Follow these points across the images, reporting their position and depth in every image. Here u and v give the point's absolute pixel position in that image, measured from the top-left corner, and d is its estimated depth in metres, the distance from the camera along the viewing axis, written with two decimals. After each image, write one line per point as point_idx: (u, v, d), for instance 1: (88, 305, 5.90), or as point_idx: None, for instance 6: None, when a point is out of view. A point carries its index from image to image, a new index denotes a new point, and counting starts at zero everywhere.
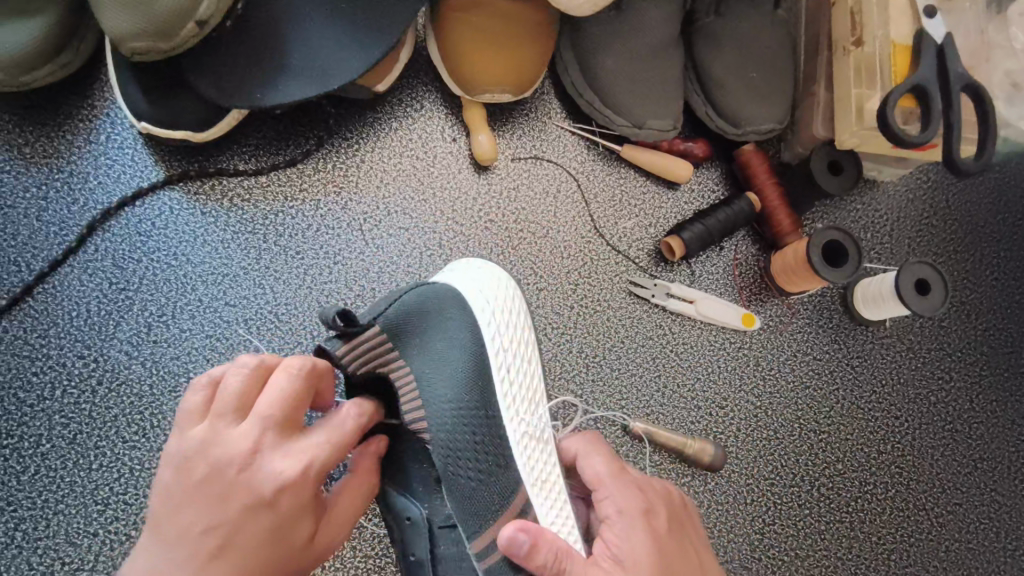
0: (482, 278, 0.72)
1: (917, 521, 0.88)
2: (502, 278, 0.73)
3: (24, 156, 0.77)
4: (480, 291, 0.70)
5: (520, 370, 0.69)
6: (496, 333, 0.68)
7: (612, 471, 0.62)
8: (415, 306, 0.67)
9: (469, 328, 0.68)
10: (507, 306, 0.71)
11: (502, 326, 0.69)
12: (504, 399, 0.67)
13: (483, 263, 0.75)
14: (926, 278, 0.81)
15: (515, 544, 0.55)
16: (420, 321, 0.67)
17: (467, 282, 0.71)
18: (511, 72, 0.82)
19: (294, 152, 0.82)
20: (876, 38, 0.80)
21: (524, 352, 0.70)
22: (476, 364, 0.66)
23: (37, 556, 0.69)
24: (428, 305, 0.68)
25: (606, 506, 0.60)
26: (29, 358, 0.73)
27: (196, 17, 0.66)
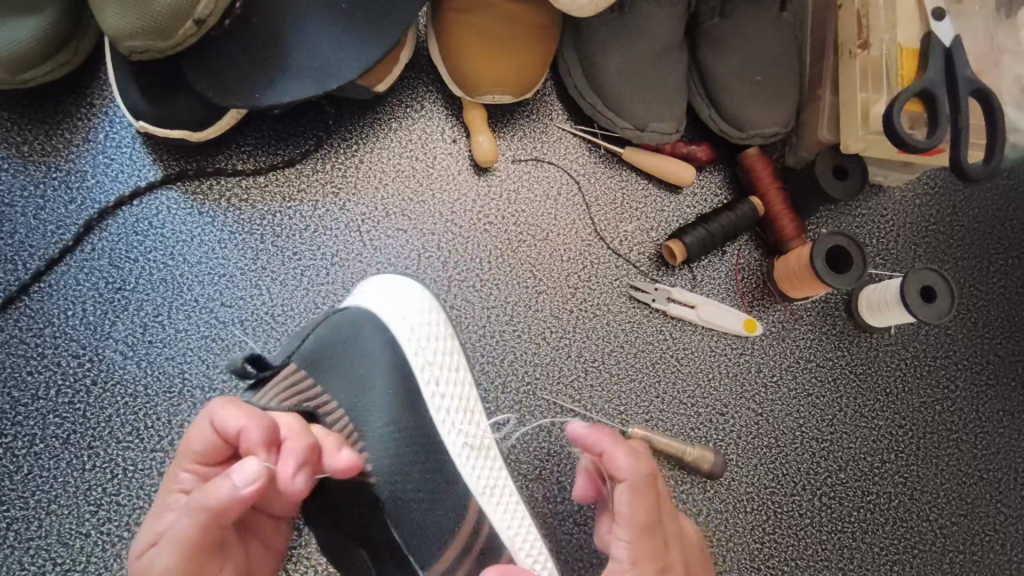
0: (387, 292, 0.71)
1: (921, 533, 0.86)
2: (420, 292, 0.73)
3: (23, 154, 0.76)
4: (399, 309, 0.70)
5: (448, 384, 0.70)
6: (421, 351, 0.69)
7: (642, 516, 0.53)
8: (339, 334, 0.66)
9: (393, 348, 0.68)
10: (427, 320, 0.71)
11: (427, 342, 0.70)
12: (440, 418, 0.68)
13: (400, 279, 0.73)
14: (932, 285, 0.80)
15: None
16: (348, 347, 0.66)
17: (386, 301, 0.70)
18: (513, 73, 0.81)
19: (293, 152, 0.82)
20: (884, 41, 0.79)
21: (450, 364, 0.71)
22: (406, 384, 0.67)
23: (29, 557, 0.68)
24: (351, 331, 0.67)
25: (614, 544, 0.53)
26: (24, 357, 0.73)
27: (195, 16, 0.65)
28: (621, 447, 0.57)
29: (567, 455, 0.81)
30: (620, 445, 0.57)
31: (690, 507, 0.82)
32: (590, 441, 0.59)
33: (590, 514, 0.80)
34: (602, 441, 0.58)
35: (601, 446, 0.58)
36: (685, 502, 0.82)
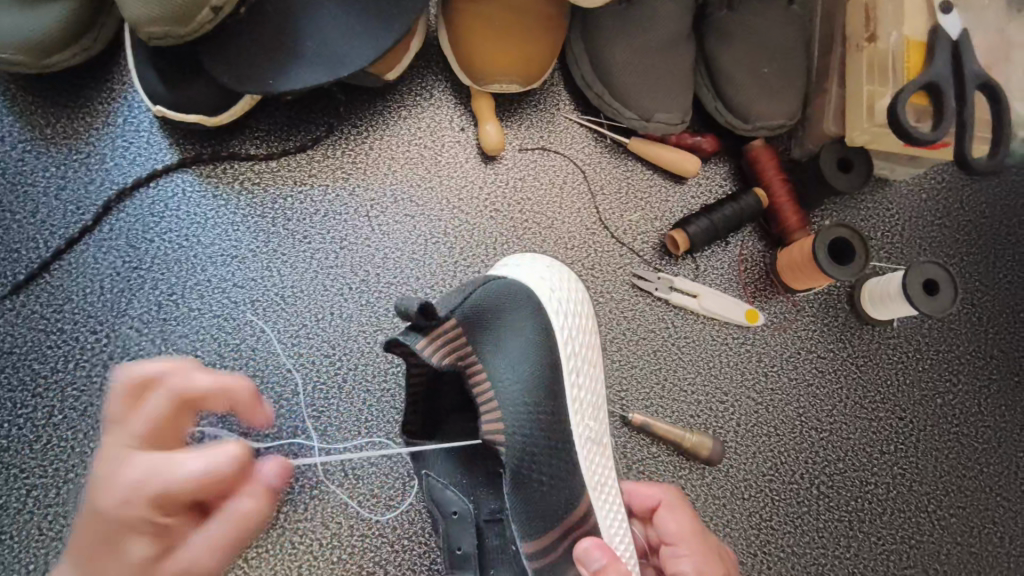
0: (539, 270, 0.72)
1: (918, 524, 0.87)
2: (571, 289, 0.72)
3: (45, 137, 0.79)
4: (552, 292, 0.70)
5: (585, 374, 0.70)
6: (567, 338, 0.69)
7: (701, 537, 0.67)
8: (493, 301, 0.66)
9: (543, 326, 0.68)
10: (577, 310, 0.71)
11: (574, 330, 0.70)
12: (572, 406, 0.67)
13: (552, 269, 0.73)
14: (934, 278, 0.80)
15: (591, 557, 0.59)
16: (499, 314, 0.66)
17: (537, 278, 0.70)
18: (520, 62, 0.82)
19: (305, 138, 0.84)
20: (891, 34, 0.79)
21: (591, 356, 0.71)
22: (551, 363, 0.67)
23: (47, 522, 0.71)
24: (502, 297, 0.67)
25: (682, 562, 0.65)
26: (45, 331, 0.76)
27: (211, 5, 0.67)
28: (678, 496, 0.71)
29: None
30: (677, 498, 0.71)
31: (688, 492, 0.83)
32: (652, 492, 0.71)
33: None
34: (663, 494, 0.71)
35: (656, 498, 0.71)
36: (682, 487, 0.83)
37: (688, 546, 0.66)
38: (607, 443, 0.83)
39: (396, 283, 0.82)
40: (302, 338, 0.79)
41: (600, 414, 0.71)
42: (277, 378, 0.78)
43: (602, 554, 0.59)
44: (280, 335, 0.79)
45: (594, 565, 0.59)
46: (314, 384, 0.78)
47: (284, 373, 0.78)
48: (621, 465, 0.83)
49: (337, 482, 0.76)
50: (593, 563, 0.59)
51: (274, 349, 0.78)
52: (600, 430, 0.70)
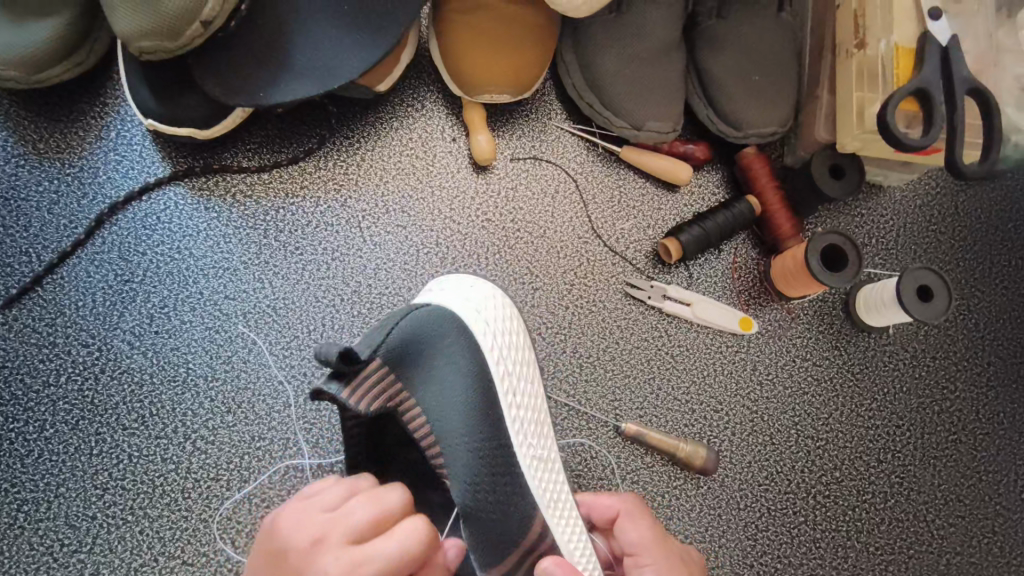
0: (463, 292, 0.72)
1: (917, 533, 0.86)
2: (496, 303, 0.72)
3: (38, 151, 0.80)
4: (477, 312, 0.70)
5: (521, 391, 0.70)
6: (497, 357, 0.69)
7: (661, 542, 0.67)
8: (417, 330, 0.66)
9: (472, 347, 0.68)
10: (506, 327, 0.71)
11: (504, 348, 0.70)
12: (512, 426, 0.67)
13: (475, 286, 0.73)
14: (928, 285, 0.80)
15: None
16: (426, 343, 0.66)
17: (463, 300, 0.71)
18: (510, 72, 0.82)
19: (297, 150, 0.84)
20: (880, 41, 0.79)
21: (525, 371, 0.72)
22: (483, 383, 0.67)
23: (38, 537, 0.71)
24: (427, 324, 0.67)
25: (647, 573, 0.65)
26: (36, 345, 0.76)
27: (201, 18, 0.68)
28: (637, 504, 0.71)
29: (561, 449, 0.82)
30: (636, 506, 0.70)
31: (683, 502, 0.83)
32: (610, 502, 0.71)
33: None
34: (622, 502, 0.70)
35: (614, 508, 0.70)
36: (678, 497, 0.83)
37: (651, 554, 0.66)
38: (601, 453, 0.83)
39: (388, 293, 0.82)
40: (294, 350, 0.79)
41: (544, 429, 0.71)
42: (269, 390, 0.78)
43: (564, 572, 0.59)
44: (272, 347, 0.79)
45: None
46: (306, 396, 0.78)
47: (276, 386, 0.78)
48: (615, 474, 0.83)
49: None
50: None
51: (265, 361, 0.78)
52: (544, 444, 0.70)
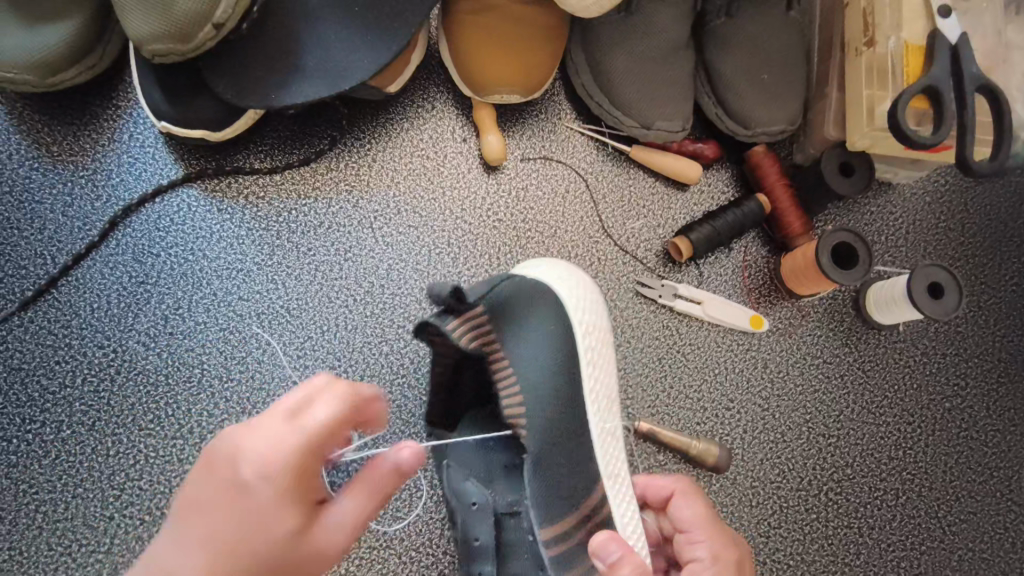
0: (554, 268, 0.73)
1: (928, 529, 0.86)
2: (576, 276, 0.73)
3: (52, 154, 0.80)
4: (570, 289, 0.71)
5: (597, 366, 0.70)
6: (583, 333, 0.70)
7: (712, 519, 0.67)
8: (514, 301, 0.69)
9: (551, 316, 0.69)
10: (588, 300, 0.71)
11: (586, 322, 0.70)
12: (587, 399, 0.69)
13: (554, 262, 0.74)
14: (939, 282, 0.80)
15: (607, 549, 0.59)
16: (517, 307, 0.69)
17: (557, 277, 0.72)
18: (520, 73, 0.83)
19: (308, 151, 0.84)
20: (889, 39, 0.79)
21: (602, 346, 0.71)
22: (563, 351, 0.68)
23: (56, 537, 0.72)
24: (531, 291, 0.70)
25: (698, 550, 0.65)
26: (52, 347, 0.76)
27: (214, 21, 0.68)
28: (689, 483, 0.70)
29: None
30: (689, 486, 0.69)
31: None
32: (664, 480, 0.70)
33: None
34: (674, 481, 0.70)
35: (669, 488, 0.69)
36: None
37: (705, 534, 0.65)
38: None
39: (400, 293, 0.83)
40: (307, 351, 0.79)
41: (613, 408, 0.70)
42: (283, 391, 0.78)
43: (619, 546, 0.59)
44: (286, 348, 0.79)
45: (610, 558, 0.58)
46: None
47: (290, 387, 0.78)
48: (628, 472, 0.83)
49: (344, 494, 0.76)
50: (609, 555, 0.58)
51: (279, 362, 0.79)
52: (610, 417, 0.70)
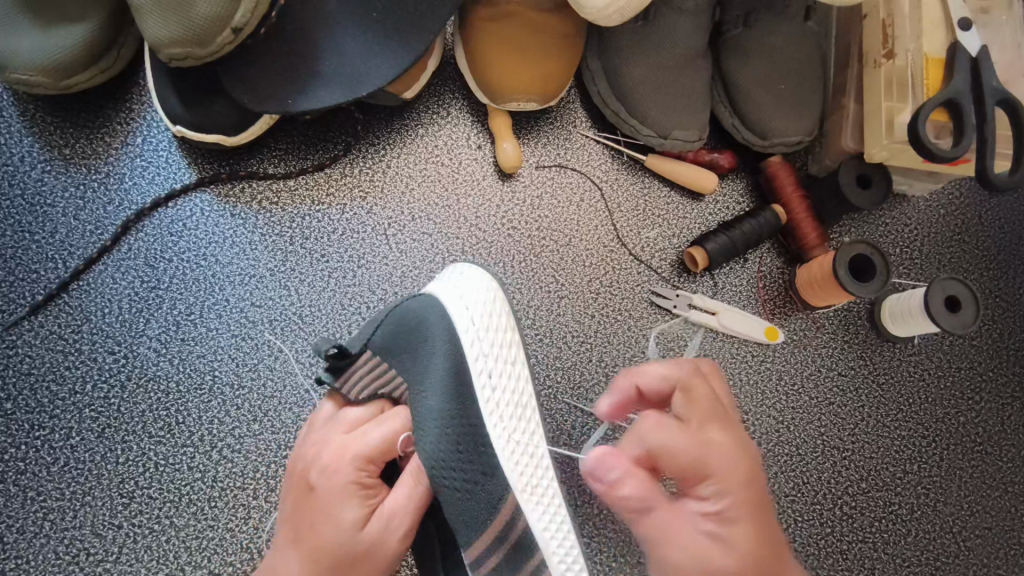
0: (461, 285, 0.70)
1: (943, 544, 0.86)
2: (483, 290, 0.70)
3: (64, 157, 0.79)
4: (463, 300, 0.68)
5: (500, 376, 0.67)
6: (475, 341, 0.67)
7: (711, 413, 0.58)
8: (404, 322, 0.68)
9: (443, 336, 0.66)
10: (488, 312, 0.69)
11: (480, 331, 0.67)
12: (490, 420, 0.65)
13: (468, 273, 0.72)
14: (956, 296, 0.79)
15: (606, 466, 0.55)
16: (411, 328, 0.67)
17: (452, 289, 0.70)
18: (539, 80, 0.82)
19: (322, 157, 0.84)
20: (908, 50, 0.79)
21: (503, 354, 0.68)
22: (457, 370, 0.65)
23: (64, 546, 0.71)
24: (422, 313, 0.68)
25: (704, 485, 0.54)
26: (62, 352, 0.75)
27: (232, 25, 0.67)
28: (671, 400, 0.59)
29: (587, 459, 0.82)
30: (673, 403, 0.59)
31: None
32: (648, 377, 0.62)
33: (610, 517, 0.81)
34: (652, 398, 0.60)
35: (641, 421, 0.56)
36: None
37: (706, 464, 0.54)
38: None
39: None
40: (319, 358, 0.79)
41: (525, 414, 0.68)
42: (295, 398, 0.77)
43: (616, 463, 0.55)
44: (297, 354, 0.78)
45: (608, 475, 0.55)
46: None
47: (302, 394, 0.77)
48: None
49: None
50: (608, 473, 0.55)
51: (291, 369, 0.78)
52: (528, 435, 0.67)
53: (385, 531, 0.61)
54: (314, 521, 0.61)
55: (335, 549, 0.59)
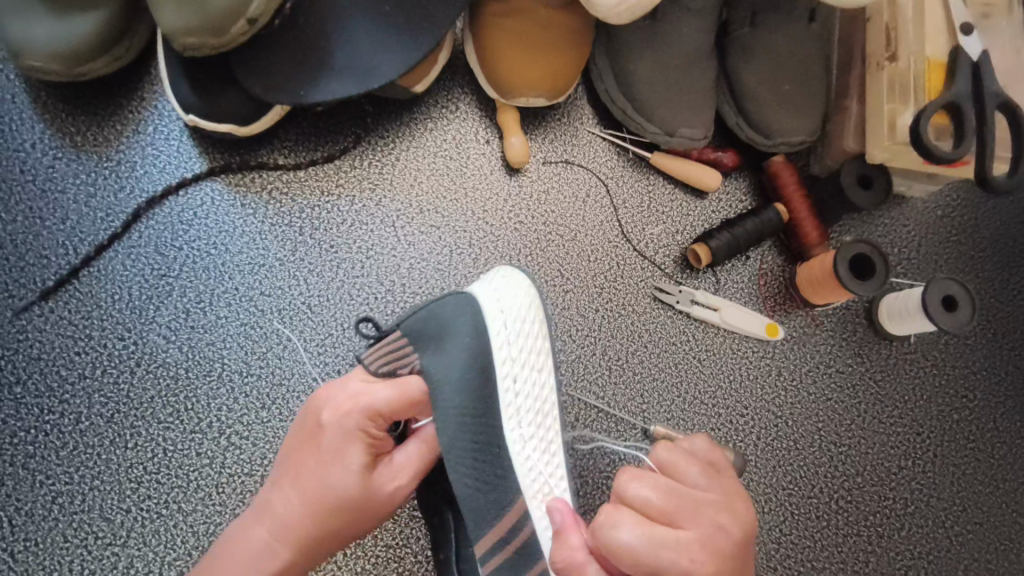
0: (500, 288, 0.70)
1: (936, 539, 0.87)
2: (522, 295, 0.70)
3: (76, 144, 0.80)
4: (500, 304, 0.69)
5: (524, 381, 0.67)
6: (505, 346, 0.67)
7: (732, 488, 0.59)
8: (437, 318, 0.68)
9: (474, 338, 0.67)
10: (522, 318, 0.69)
11: (512, 335, 0.68)
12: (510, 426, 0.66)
13: (511, 276, 0.72)
14: (954, 295, 0.81)
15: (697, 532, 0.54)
16: (443, 325, 0.68)
17: (491, 291, 0.70)
18: (548, 76, 0.83)
19: (332, 149, 0.84)
20: (911, 54, 0.80)
21: (531, 359, 0.68)
22: (483, 372, 0.66)
23: (73, 529, 0.72)
24: (455, 312, 0.68)
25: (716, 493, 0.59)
26: (72, 337, 0.76)
27: (248, 15, 0.68)
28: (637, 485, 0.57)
29: (589, 451, 0.83)
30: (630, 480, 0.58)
31: None
32: (646, 494, 0.55)
33: None
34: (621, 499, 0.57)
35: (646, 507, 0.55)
36: None
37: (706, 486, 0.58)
38: (629, 455, 0.84)
39: (420, 293, 0.83)
40: (327, 347, 0.80)
41: (545, 422, 0.68)
42: (303, 387, 0.78)
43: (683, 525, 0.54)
44: (306, 343, 0.79)
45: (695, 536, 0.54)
46: None
47: (310, 383, 0.78)
48: None
49: None
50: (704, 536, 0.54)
51: (299, 358, 0.79)
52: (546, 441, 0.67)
53: (390, 488, 0.65)
54: (318, 466, 0.64)
55: (337, 496, 0.63)
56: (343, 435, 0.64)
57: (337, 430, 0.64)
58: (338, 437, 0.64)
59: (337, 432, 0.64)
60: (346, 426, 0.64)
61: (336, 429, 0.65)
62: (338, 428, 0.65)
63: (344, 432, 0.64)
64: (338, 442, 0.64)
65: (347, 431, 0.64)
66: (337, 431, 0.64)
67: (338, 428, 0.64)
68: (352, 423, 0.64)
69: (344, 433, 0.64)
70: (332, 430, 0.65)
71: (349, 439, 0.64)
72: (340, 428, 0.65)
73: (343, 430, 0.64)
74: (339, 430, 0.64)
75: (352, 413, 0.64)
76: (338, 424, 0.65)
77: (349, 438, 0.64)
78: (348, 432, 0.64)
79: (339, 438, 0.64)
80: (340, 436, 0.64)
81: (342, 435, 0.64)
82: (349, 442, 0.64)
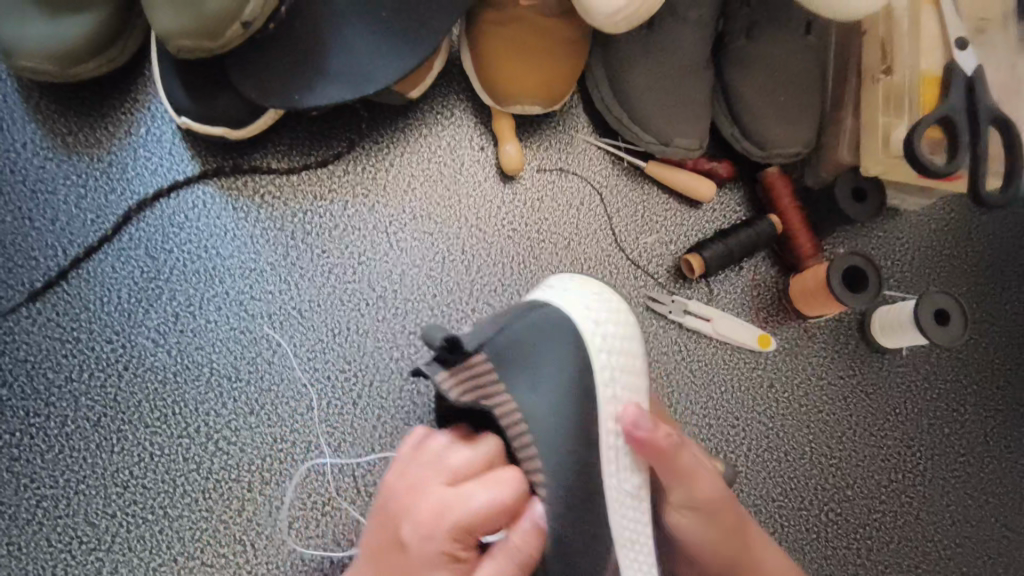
0: (587, 295, 0.68)
1: (925, 553, 0.87)
2: (607, 301, 0.68)
3: (67, 145, 0.79)
4: (588, 311, 0.67)
5: (621, 381, 0.67)
6: (600, 355, 0.66)
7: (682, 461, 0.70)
8: (539, 331, 0.66)
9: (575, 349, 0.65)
10: (619, 327, 0.67)
11: (605, 336, 0.66)
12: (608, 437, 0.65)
13: (587, 281, 0.70)
14: (946, 310, 0.81)
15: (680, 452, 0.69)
16: (542, 338, 0.66)
17: (572, 298, 0.68)
18: (543, 84, 0.83)
19: (326, 153, 0.84)
20: (907, 67, 0.80)
21: (625, 359, 0.67)
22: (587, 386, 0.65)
23: (56, 534, 0.71)
24: (559, 324, 0.66)
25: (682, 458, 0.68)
26: (60, 340, 0.75)
27: (242, 19, 0.68)
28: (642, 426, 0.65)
29: None
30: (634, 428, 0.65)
31: None
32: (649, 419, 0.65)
33: None
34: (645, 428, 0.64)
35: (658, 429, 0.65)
36: None
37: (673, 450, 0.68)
38: None
39: (413, 300, 0.83)
40: (317, 353, 0.79)
41: None
42: (292, 393, 0.78)
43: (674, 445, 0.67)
44: (296, 349, 0.79)
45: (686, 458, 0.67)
46: (329, 399, 0.78)
47: (299, 389, 0.78)
48: None
49: (348, 502, 0.76)
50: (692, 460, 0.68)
51: (289, 364, 0.78)
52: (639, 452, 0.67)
53: None
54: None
55: None
56: (435, 552, 0.56)
57: (427, 545, 0.57)
58: (425, 549, 0.57)
59: (425, 544, 0.57)
60: (438, 536, 0.57)
61: (421, 541, 0.57)
62: (429, 539, 0.57)
63: (437, 547, 0.56)
64: (427, 557, 0.56)
65: (435, 545, 0.56)
66: (423, 542, 0.57)
67: (426, 541, 0.57)
68: (446, 532, 0.57)
69: (432, 548, 0.56)
70: (417, 542, 0.57)
71: (434, 552, 0.56)
72: (428, 541, 0.57)
73: (432, 541, 0.57)
74: (426, 541, 0.57)
75: (445, 524, 0.57)
76: (433, 533, 0.57)
77: (439, 554, 0.56)
78: (438, 546, 0.56)
79: (427, 552, 0.57)
80: (428, 549, 0.57)
81: (429, 547, 0.57)
82: (435, 557, 0.56)
